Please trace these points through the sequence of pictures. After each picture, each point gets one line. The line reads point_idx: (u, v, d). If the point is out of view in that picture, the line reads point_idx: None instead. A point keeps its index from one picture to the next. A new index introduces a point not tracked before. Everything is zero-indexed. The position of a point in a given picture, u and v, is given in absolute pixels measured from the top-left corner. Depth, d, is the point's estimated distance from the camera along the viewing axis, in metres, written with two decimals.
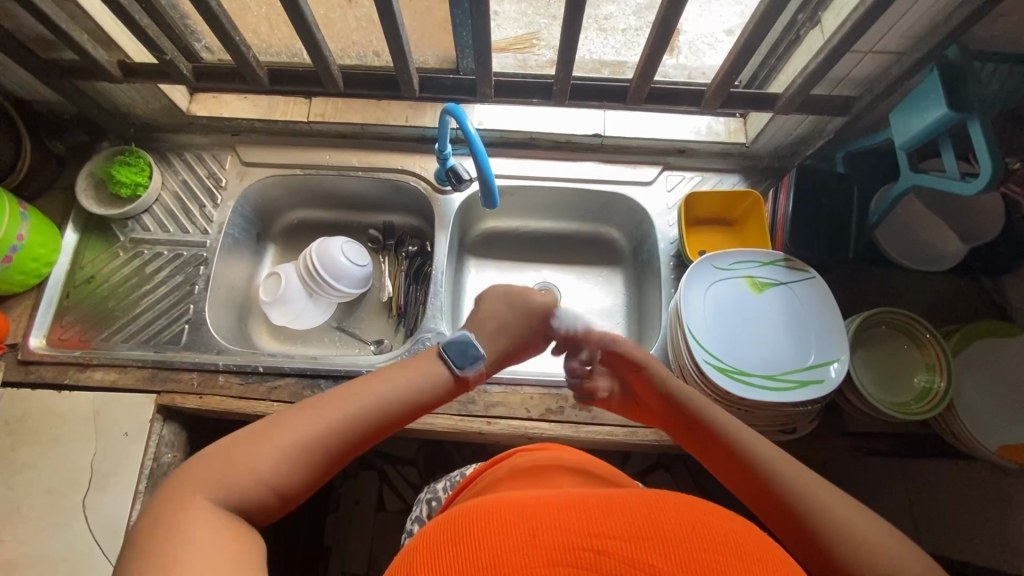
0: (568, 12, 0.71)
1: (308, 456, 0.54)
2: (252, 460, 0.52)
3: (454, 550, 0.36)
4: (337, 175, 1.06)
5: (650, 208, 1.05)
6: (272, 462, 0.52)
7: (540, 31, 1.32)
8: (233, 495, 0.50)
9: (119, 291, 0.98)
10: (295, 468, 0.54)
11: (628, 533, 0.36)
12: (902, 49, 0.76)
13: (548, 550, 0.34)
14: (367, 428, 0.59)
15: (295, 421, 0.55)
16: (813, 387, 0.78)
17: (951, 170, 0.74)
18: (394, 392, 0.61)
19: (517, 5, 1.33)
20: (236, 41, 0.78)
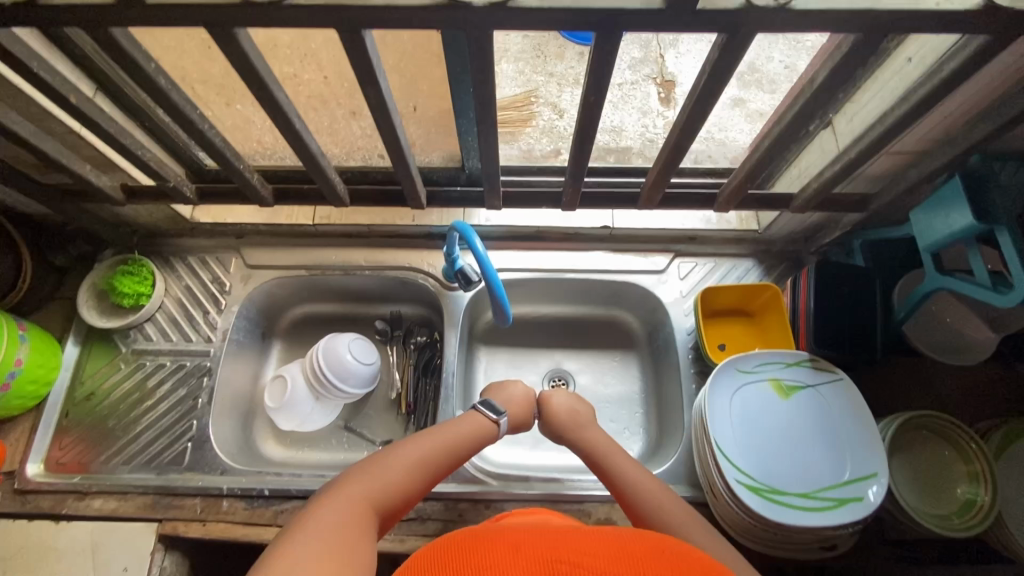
0: (578, 142, 0.68)
1: (425, 465, 0.71)
2: (390, 466, 0.67)
3: (453, 562, 0.45)
4: (343, 274, 1.04)
5: (663, 298, 1.02)
6: (402, 468, 0.68)
7: (539, 88, 1.42)
8: (376, 501, 0.63)
9: (119, 408, 0.95)
10: (414, 476, 0.69)
11: (596, 552, 0.45)
12: (921, 152, 0.74)
13: (531, 562, 0.44)
14: (460, 451, 0.76)
15: (416, 441, 0.73)
16: (853, 506, 0.74)
17: (982, 277, 0.71)
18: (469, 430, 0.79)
19: (515, 64, 1.44)
20: (240, 169, 0.75)
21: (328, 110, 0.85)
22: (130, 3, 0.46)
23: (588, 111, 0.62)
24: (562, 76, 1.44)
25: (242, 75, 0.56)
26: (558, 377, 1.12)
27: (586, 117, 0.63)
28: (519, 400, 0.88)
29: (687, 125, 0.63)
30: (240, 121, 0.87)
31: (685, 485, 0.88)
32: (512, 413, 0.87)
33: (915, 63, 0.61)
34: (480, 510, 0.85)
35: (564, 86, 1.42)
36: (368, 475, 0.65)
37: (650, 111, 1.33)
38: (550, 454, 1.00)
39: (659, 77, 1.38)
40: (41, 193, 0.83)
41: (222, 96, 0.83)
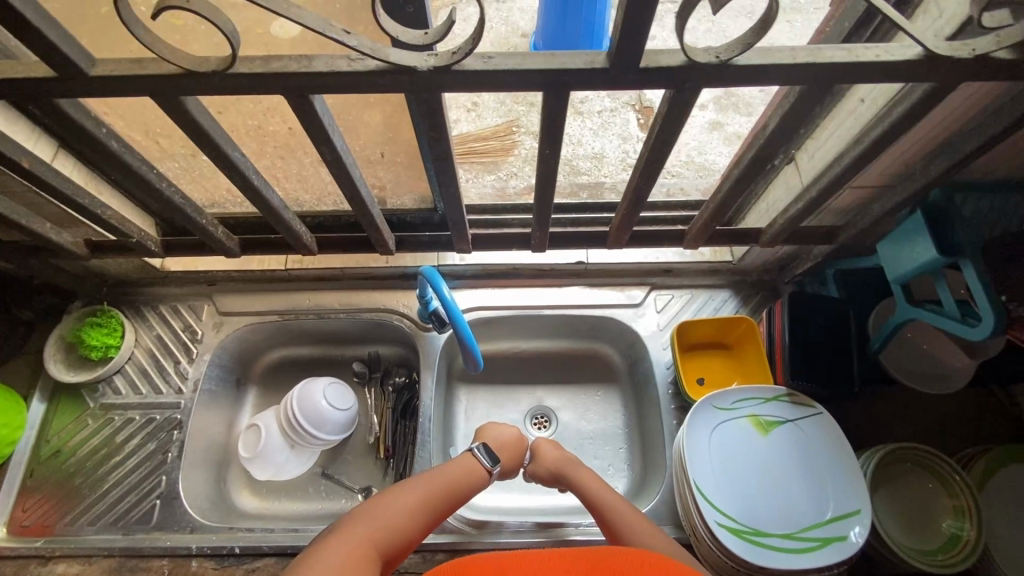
0: (541, 188, 0.68)
1: (426, 506, 0.69)
2: (392, 508, 0.66)
3: None
4: (317, 318, 1.03)
5: (641, 332, 1.01)
6: (404, 511, 0.67)
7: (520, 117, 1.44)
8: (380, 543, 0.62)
9: (86, 465, 0.92)
10: (414, 518, 0.67)
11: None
12: (882, 187, 0.74)
13: None
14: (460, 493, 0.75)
15: (419, 481, 0.71)
16: (836, 546, 0.72)
17: (950, 309, 0.71)
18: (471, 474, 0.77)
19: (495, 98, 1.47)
20: (203, 223, 0.74)
21: (295, 158, 0.85)
22: (74, 75, 0.46)
23: (546, 162, 0.61)
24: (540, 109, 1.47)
25: (195, 138, 0.55)
26: (540, 415, 1.10)
27: (545, 168, 0.62)
28: (513, 442, 0.86)
29: (645, 172, 0.63)
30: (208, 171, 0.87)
31: (670, 525, 0.86)
32: (505, 459, 0.85)
33: (867, 103, 0.62)
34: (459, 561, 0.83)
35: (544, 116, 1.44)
36: (373, 515, 0.64)
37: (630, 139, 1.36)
38: (532, 496, 0.98)
39: (637, 104, 1.41)
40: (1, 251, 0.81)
41: (188, 148, 0.83)
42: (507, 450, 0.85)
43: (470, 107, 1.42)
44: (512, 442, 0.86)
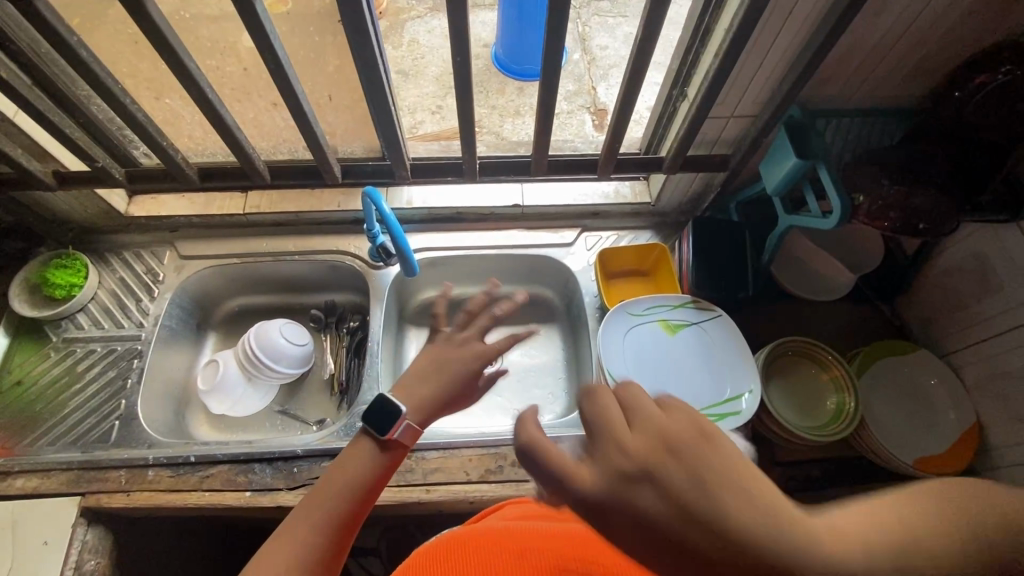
0: (463, 112, 0.80)
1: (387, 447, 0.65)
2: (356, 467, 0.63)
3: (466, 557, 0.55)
4: (275, 260, 1.11)
5: (573, 267, 1.12)
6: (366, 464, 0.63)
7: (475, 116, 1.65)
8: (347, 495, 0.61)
9: (47, 393, 0.97)
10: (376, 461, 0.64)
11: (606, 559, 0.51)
12: (756, 113, 0.88)
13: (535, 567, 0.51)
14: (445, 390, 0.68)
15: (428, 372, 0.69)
16: (731, 419, 0.82)
17: (815, 210, 0.83)
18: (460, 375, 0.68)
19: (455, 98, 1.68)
20: (165, 146, 0.83)
21: (252, 102, 0.96)
22: None
23: (460, 70, 0.72)
24: (498, 106, 1.69)
25: (153, 42, 0.65)
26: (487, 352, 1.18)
27: (461, 77, 0.73)
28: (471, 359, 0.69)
29: (545, 88, 0.76)
30: (171, 116, 0.95)
31: None
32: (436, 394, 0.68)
33: (726, 30, 0.75)
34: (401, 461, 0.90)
35: (504, 116, 1.66)
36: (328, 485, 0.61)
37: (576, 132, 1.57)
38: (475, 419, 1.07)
39: (587, 104, 1.64)
40: None
41: (152, 91, 0.92)
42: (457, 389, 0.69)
43: (435, 110, 1.66)
44: (468, 356, 0.69)
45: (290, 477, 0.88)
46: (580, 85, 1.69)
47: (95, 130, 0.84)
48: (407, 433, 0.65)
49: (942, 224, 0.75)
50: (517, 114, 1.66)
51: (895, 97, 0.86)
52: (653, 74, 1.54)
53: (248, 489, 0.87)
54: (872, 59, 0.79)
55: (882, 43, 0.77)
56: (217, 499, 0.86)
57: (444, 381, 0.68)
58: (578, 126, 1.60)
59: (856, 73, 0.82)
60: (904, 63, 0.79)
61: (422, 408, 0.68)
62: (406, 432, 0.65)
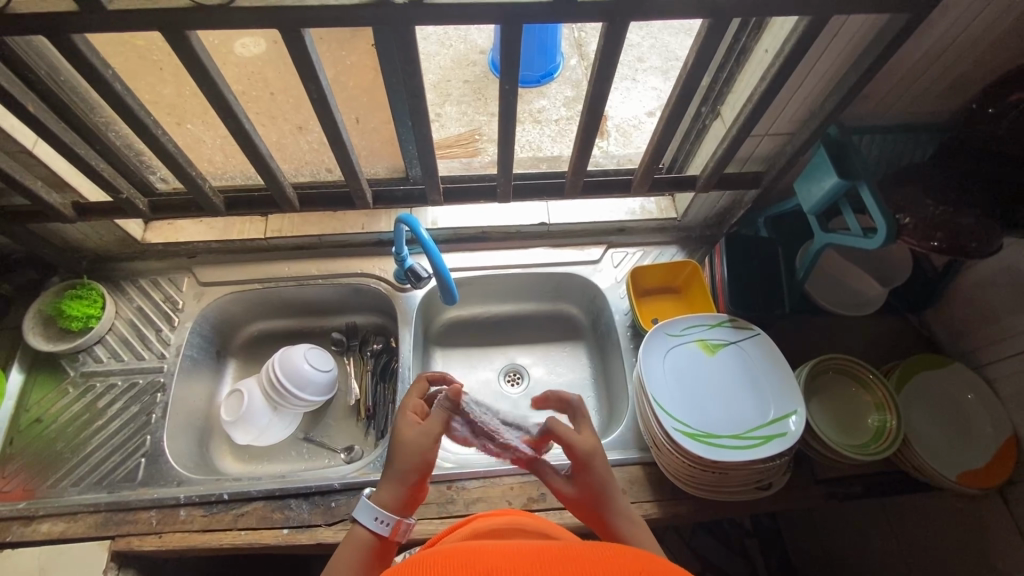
0: (502, 137, 0.78)
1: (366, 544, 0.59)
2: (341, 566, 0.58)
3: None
4: (297, 284, 1.08)
5: (601, 284, 1.10)
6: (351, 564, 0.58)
7: (484, 127, 1.63)
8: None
9: (68, 430, 0.93)
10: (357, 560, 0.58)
11: None
12: (791, 131, 0.88)
13: None
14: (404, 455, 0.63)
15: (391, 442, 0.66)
16: (778, 441, 0.81)
17: (855, 228, 0.83)
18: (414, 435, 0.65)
19: (462, 110, 1.66)
20: (192, 175, 0.80)
21: (276, 126, 0.93)
22: (93, 8, 0.54)
23: (506, 98, 0.70)
24: None
25: (192, 74, 0.62)
26: (513, 372, 1.17)
27: (506, 104, 0.71)
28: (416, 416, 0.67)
29: (590, 113, 0.74)
30: (192, 141, 0.92)
31: (635, 448, 0.93)
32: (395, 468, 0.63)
33: (770, 51, 0.75)
34: (442, 492, 0.88)
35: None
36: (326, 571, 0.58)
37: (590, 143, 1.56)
38: None
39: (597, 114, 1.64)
40: None
41: (173, 116, 0.89)
42: (404, 455, 0.63)
43: (435, 118, 1.64)
44: (407, 418, 0.67)
45: (328, 512, 0.86)
46: None
47: (117, 159, 0.81)
48: (377, 519, 0.60)
49: (989, 243, 0.75)
50: (523, 124, 1.65)
51: (928, 115, 0.87)
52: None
53: (285, 526, 0.85)
54: (910, 77, 0.79)
55: (922, 63, 0.77)
56: (253, 538, 0.84)
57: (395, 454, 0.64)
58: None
59: (893, 91, 0.82)
60: (940, 83, 0.80)
61: (386, 487, 0.62)
62: (372, 514, 0.60)
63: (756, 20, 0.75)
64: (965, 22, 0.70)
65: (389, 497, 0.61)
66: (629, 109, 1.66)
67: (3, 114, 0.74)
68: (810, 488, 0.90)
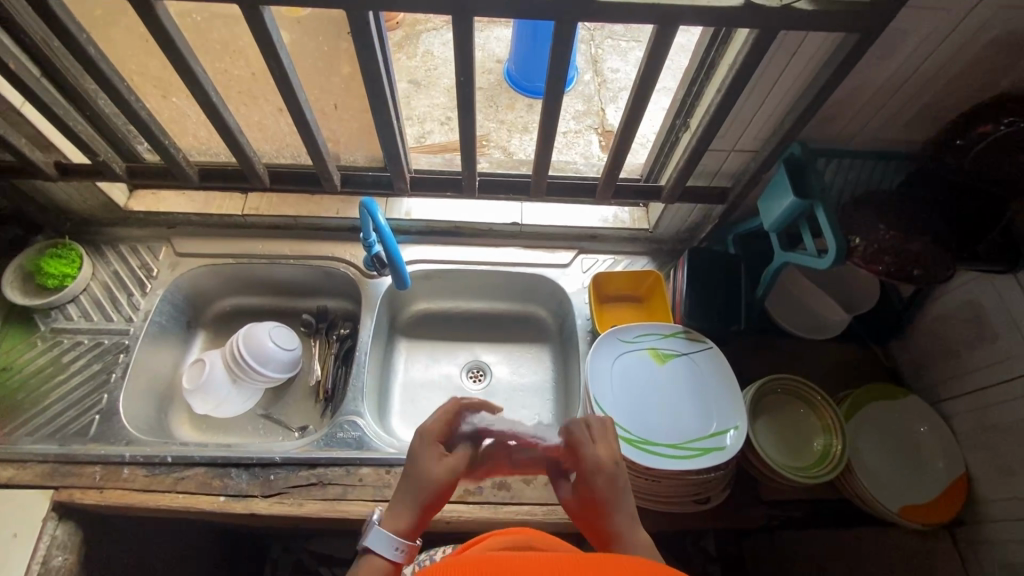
0: (464, 130, 0.80)
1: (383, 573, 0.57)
2: None
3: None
4: (269, 263, 1.11)
5: (567, 288, 1.11)
6: None
7: (492, 134, 1.66)
8: None
9: (30, 382, 0.96)
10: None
11: None
12: (756, 148, 0.88)
13: None
14: (426, 487, 0.61)
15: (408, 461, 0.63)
16: (715, 455, 0.80)
17: (810, 248, 0.83)
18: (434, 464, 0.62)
19: None
20: (167, 145, 0.83)
21: (258, 106, 0.97)
22: None
23: (463, 91, 0.72)
24: (510, 124, 1.70)
25: (161, 45, 0.66)
26: (475, 368, 1.18)
27: (464, 95, 0.73)
28: (434, 443, 0.64)
29: (547, 114, 0.76)
30: (176, 114, 0.96)
31: None
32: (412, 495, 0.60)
33: (730, 65, 0.76)
34: (380, 475, 0.89)
35: (513, 132, 1.66)
36: None
37: (590, 155, 1.58)
38: None
39: (597, 126, 1.66)
40: None
41: (158, 89, 0.93)
42: (423, 483, 0.61)
43: (444, 122, 1.67)
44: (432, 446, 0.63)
45: (266, 484, 0.87)
46: (590, 108, 1.71)
47: (98, 123, 0.84)
48: (392, 547, 0.57)
49: (939, 271, 0.75)
50: (526, 131, 1.67)
51: (898, 142, 0.87)
52: (660, 98, 1.55)
53: (222, 494, 0.86)
54: (874, 103, 0.80)
55: (884, 90, 0.77)
56: (190, 503, 0.85)
57: (412, 484, 0.61)
58: (583, 146, 1.61)
59: (858, 116, 0.82)
60: (906, 111, 0.80)
61: (400, 512, 0.59)
62: (388, 543, 0.57)
63: (718, 33, 0.76)
64: (924, 50, 0.71)
65: (402, 523, 0.59)
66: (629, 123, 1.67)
67: None
68: (751, 508, 0.89)
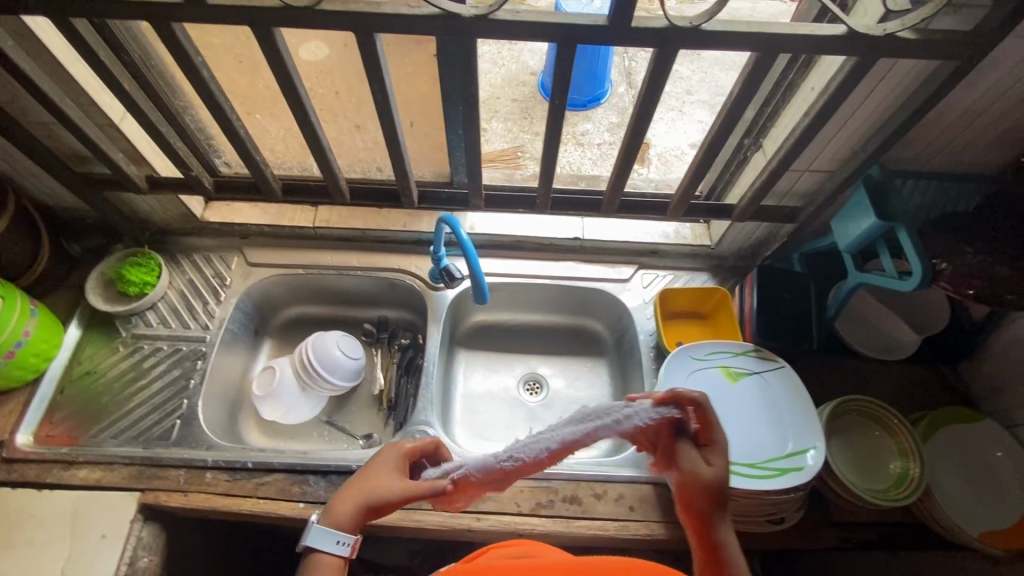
0: (547, 148, 0.81)
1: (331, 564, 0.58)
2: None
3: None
4: (337, 274, 1.14)
5: (628, 303, 1.12)
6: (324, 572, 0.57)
7: (526, 145, 1.68)
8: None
9: (113, 386, 1.00)
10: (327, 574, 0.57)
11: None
12: (833, 169, 0.89)
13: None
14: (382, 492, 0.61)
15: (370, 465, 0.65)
16: (794, 475, 0.81)
17: (889, 270, 0.84)
18: (387, 473, 0.63)
19: (504, 126, 1.72)
20: (257, 161, 0.86)
21: (335, 123, 1.00)
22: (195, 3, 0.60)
23: (555, 113, 0.74)
24: (546, 136, 1.72)
25: (273, 68, 0.68)
26: (532, 381, 1.19)
27: (555, 117, 0.75)
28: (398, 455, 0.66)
29: (634, 134, 0.78)
30: (258, 130, 1.00)
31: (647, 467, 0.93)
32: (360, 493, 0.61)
33: (816, 89, 0.77)
34: None
35: (548, 144, 1.67)
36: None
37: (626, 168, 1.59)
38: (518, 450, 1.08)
39: (633, 139, 1.67)
40: (72, 180, 0.92)
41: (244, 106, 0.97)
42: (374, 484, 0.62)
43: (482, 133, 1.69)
44: (393, 457, 0.65)
45: None
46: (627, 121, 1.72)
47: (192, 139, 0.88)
48: (336, 541, 0.58)
49: None
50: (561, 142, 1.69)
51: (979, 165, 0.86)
52: None
53: (301, 500, 0.88)
54: (960, 128, 0.80)
55: (972, 114, 0.77)
56: (271, 508, 0.88)
57: (366, 484, 0.62)
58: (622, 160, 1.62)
59: (942, 139, 0.82)
60: (993, 135, 0.80)
61: (341, 510, 0.60)
62: (329, 537, 0.58)
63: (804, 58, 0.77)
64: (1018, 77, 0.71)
65: (348, 519, 0.60)
66: (670, 138, 1.68)
67: (98, 89, 0.82)
68: (823, 529, 0.88)
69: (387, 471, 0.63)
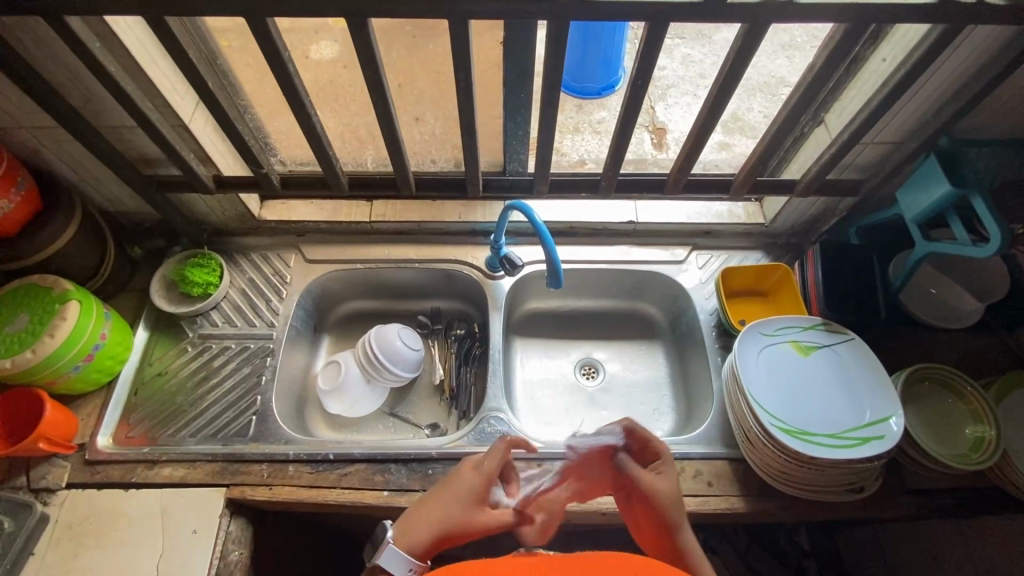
0: (619, 130, 0.82)
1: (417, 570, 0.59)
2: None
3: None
4: (396, 267, 1.14)
5: (686, 284, 1.13)
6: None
7: None
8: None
9: (186, 385, 1.01)
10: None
11: None
12: (899, 140, 0.89)
13: None
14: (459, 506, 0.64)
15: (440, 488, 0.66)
16: (877, 443, 0.82)
17: (962, 238, 0.84)
18: (462, 487, 0.66)
19: None
20: (329, 155, 0.86)
21: None
22: None
23: (635, 94, 0.75)
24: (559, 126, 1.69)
25: (363, 59, 0.69)
26: (589, 365, 1.20)
27: (634, 97, 0.76)
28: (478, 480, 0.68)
29: (710, 111, 0.78)
30: None
31: (721, 443, 0.94)
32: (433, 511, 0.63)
33: (889, 60, 0.77)
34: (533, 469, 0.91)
35: (564, 133, 1.66)
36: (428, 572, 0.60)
37: (643, 153, 1.58)
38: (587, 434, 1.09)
39: (650, 125, 1.66)
40: (140, 182, 0.93)
41: None
42: (453, 499, 0.64)
43: None
44: (481, 479, 0.68)
45: (425, 479, 0.90)
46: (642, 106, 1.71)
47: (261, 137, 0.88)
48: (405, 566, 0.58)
49: None
50: (578, 131, 1.66)
51: None
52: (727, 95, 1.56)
53: (386, 489, 0.90)
54: None
55: None
56: (356, 497, 0.89)
57: (441, 505, 0.64)
58: (640, 145, 1.61)
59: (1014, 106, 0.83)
60: None
61: (417, 530, 0.62)
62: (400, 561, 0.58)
63: (877, 30, 0.77)
64: None
65: (418, 544, 0.60)
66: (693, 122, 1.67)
67: (172, 89, 0.82)
68: (901, 496, 0.89)
69: (469, 486, 0.67)
